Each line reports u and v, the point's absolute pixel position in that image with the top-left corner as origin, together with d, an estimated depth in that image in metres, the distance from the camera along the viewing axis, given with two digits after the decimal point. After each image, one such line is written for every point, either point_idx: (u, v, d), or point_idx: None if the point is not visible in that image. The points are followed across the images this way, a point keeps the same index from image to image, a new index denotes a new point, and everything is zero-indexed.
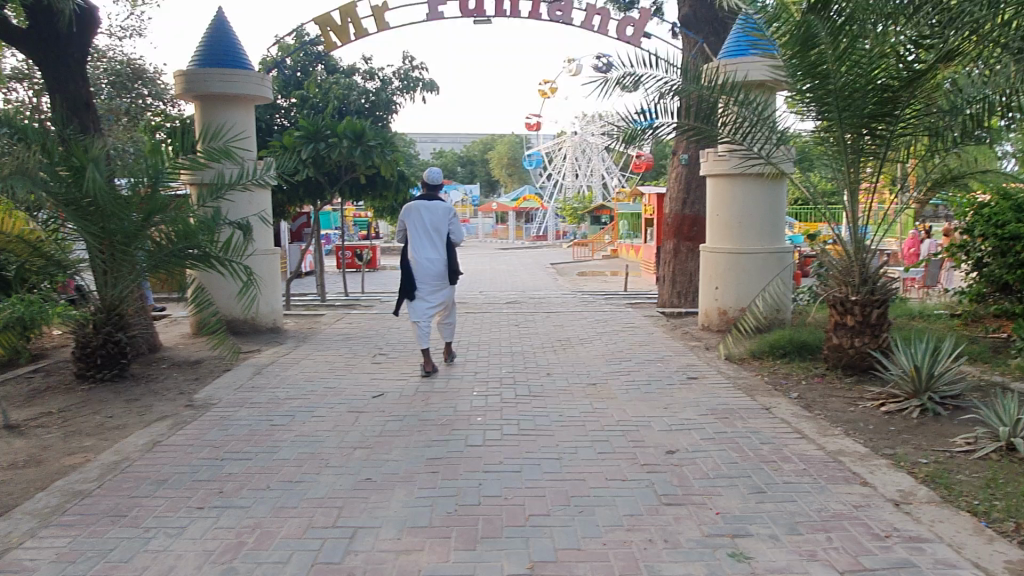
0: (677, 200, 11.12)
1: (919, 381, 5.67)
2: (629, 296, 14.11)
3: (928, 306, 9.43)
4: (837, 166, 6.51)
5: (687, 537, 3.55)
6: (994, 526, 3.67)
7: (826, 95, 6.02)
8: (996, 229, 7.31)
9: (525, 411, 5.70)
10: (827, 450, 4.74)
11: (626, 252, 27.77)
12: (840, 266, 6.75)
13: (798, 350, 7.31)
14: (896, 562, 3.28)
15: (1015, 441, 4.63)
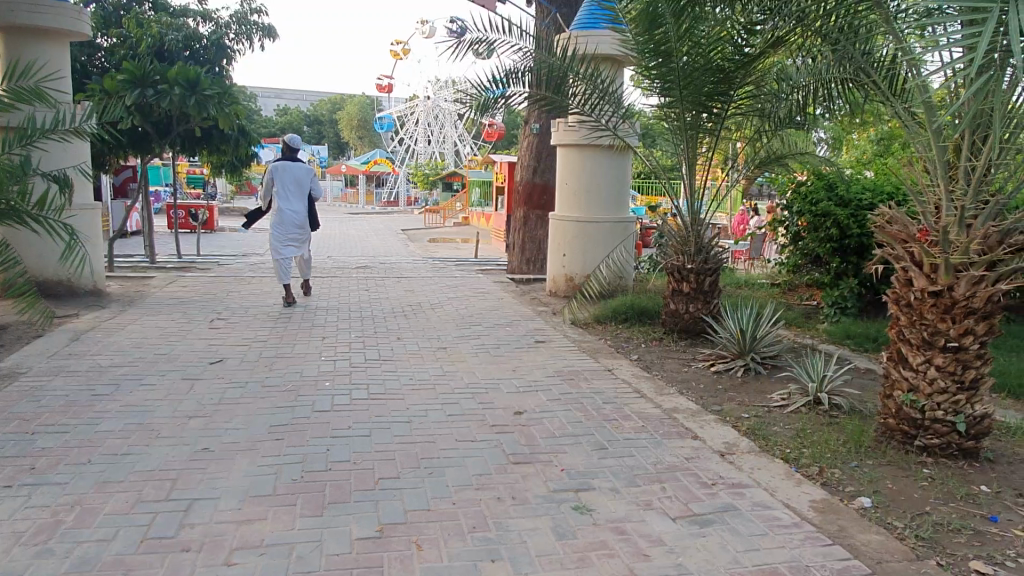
0: (528, 168, 11.30)
1: (744, 342, 6.18)
2: (480, 263, 14.24)
3: (752, 276, 10.28)
4: (677, 141, 6.86)
5: (534, 493, 3.65)
6: (802, 471, 4.10)
7: (670, 72, 6.31)
8: (810, 207, 8.07)
9: (375, 375, 5.61)
10: (662, 408, 5.06)
11: (477, 220, 27.95)
12: (678, 237, 7.17)
13: (638, 316, 7.72)
14: (721, 506, 3.58)
15: (822, 395, 5.18)
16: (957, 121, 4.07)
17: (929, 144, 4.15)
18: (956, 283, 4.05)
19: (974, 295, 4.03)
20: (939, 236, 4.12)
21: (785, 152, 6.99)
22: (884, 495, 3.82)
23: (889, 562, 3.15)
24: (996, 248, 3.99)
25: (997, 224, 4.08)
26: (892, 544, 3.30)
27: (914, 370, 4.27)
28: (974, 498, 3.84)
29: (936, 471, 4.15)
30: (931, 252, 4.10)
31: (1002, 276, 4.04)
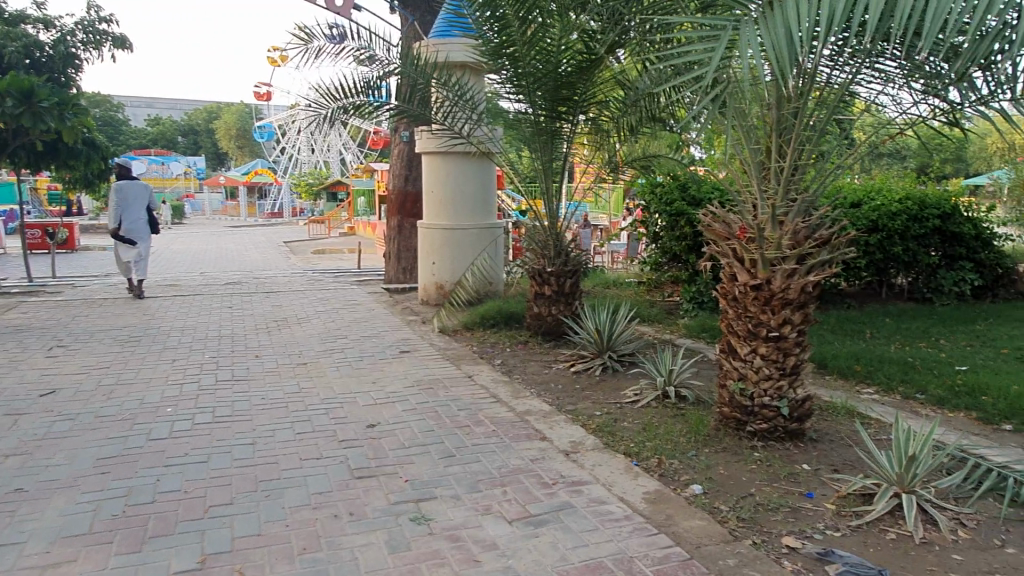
0: (399, 176, 11.23)
1: (601, 342, 6.34)
2: (359, 274, 13.98)
3: (620, 276, 10.60)
4: (532, 146, 6.96)
5: (373, 507, 3.61)
6: (641, 464, 4.26)
7: (520, 77, 6.38)
8: (666, 207, 8.39)
9: (224, 396, 5.39)
10: (516, 411, 5.13)
11: (363, 230, 27.40)
12: (538, 240, 7.30)
13: (506, 320, 7.89)
14: (558, 505, 3.66)
15: (669, 389, 5.38)
16: (765, 124, 4.34)
17: (743, 146, 4.41)
18: (772, 276, 4.34)
19: (789, 286, 4.32)
20: (756, 232, 4.39)
21: (649, 154, 7.00)
22: (715, 481, 4.02)
23: (708, 545, 3.32)
24: (805, 242, 4.30)
25: (806, 220, 4.37)
26: (712, 528, 3.48)
27: (742, 360, 4.52)
28: (795, 476, 4.09)
29: (765, 454, 4.40)
30: (749, 247, 4.39)
31: (812, 268, 4.36)
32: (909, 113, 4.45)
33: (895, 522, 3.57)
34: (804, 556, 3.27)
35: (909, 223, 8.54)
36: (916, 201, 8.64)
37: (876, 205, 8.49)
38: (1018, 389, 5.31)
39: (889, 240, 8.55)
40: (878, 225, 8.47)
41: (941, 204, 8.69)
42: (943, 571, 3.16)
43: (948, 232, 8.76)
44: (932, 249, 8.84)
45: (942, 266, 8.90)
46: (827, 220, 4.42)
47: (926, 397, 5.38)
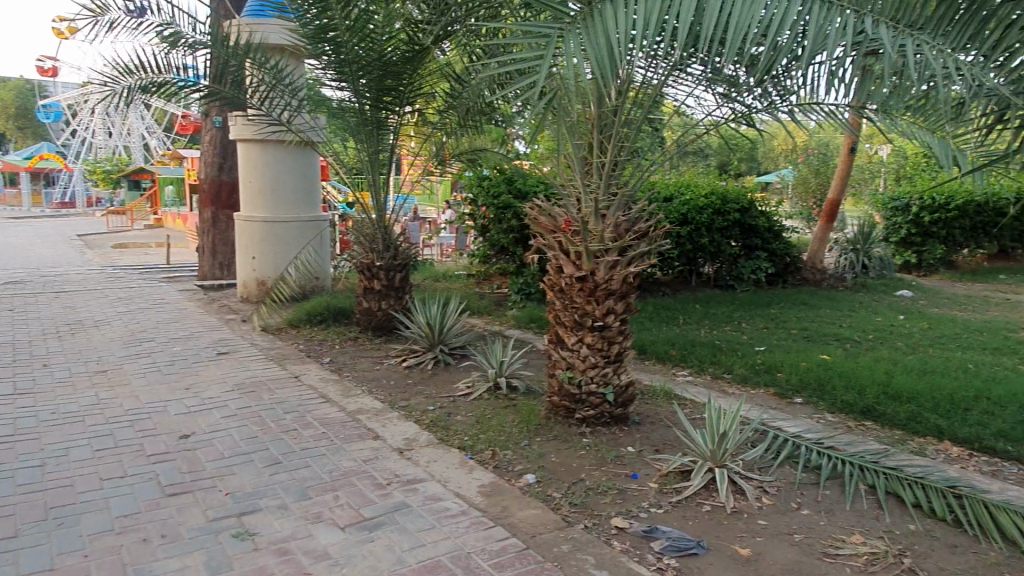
0: (212, 164, 10.42)
1: (432, 335, 6.28)
2: (167, 270, 12.86)
3: (449, 269, 10.60)
4: (358, 136, 6.74)
5: (189, 526, 3.31)
6: (475, 457, 4.26)
7: (342, 63, 6.12)
8: (493, 200, 8.48)
9: (4, 413, 4.70)
10: (346, 411, 4.94)
11: (173, 222, 25.29)
12: (366, 234, 7.10)
13: (334, 316, 7.60)
14: (393, 506, 3.56)
15: (501, 380, 5.43)
16: (587, 121, 4.47)
17: (566, 142, 4.51)
18: (596, 268, 4.51)
19: (612, 277, 4.52)
20: (580, 225, 4.54)
21: (475, 148, 7.22)
22: (547, 469, 4.11)
23: (543, 533, 3.39)
24: (626, 235, 4.52)
25: (625, 214, 4.59)
26: (547, 516, 3.55)
27: (569, 350, 4.66)
28: (621, 459, 4.29)
29: (593, 439, 4.57)
30: (574, 241, 4.52)
31: (632, 260, 4.58)
32: (713, 114, 4.79)
33: (709, 495, 3.84)
34: (632, 535, 3.42)
35: (713, 216, 9.31)
36: (719, 196, 9.46)
37: (686, 200, 9.17)
38: (806, 365, 5.94)
39: (697, 232, 9.26)
40: (688, 218, 9.14)
41: (739, 199, 9.56)
42: (752, 536, 3.45)
43: (746, 224, 9.64)
44: (733, 240, 9.68)
45: (742, 256, 9.76)
46: (644, 213, 4.67)
47: (732, 376, 5.87)
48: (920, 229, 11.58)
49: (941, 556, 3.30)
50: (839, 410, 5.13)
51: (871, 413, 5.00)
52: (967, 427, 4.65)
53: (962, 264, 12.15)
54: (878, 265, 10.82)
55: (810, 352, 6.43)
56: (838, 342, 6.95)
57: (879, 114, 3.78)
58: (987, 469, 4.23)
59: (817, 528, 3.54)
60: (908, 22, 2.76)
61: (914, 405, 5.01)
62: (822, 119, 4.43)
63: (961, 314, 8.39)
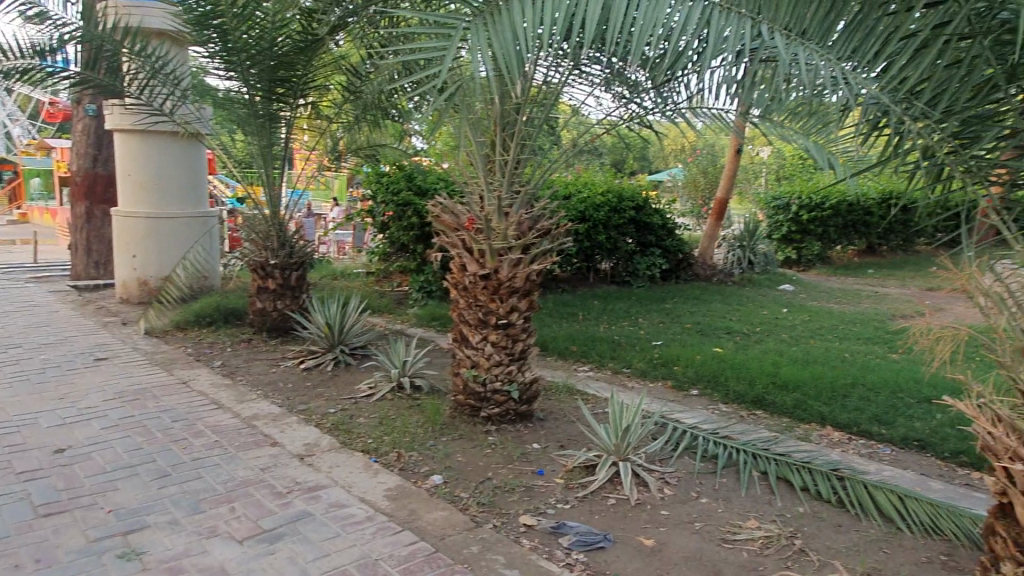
0: (85, 156, 9.65)
1: (332, 336, 6.09)
2: (35, 270, 11.86)
3: (348, 267, 10.35)
4: (249, 129, 6.43)
5: (68, 549, 3.05)
6: (380, 460, 4.16)
7: (229, 52, 5.79)
8: (393, 196, 8.29)
9: None
10: (241, 417, 4.71)
11: (40, 218, 23.40)
12: (259, 231, 6.81)
13: (225, 318, 7.24)
14: (294, 515, 3.41)
15: (404, 380, 5.34)
16: (489, 118, 4.43)
17: (468, 139, 4.45)
18: (500, 266, 4.49)
19: (515, 275, 4.51)
20: (483, 223, 4.51)
21: (371, 142, 6.99)
22: (454, 469, 4.06)
23: (452, 535, 3.35)
24: (528, 233, 4.52)
25: (528, 211, 4.60)
26: (455, 517, 3.51)
27: (474, 348, 4.63)
28: (527, 456, 4.30)
29: (499, 437, 4.57)
30: (478, 239, 4.48)
31: (535, 257, 4.59)
32: (611, 115, 4.87)
33: (614, 488, 3.91)
34: (540, 532, 3.44)
35: (609, 214, 9.54)
36: (615, 194, 9.70)
37: (583, 198, 9.35)
38: (701, 358, 6.18)
39: (595, 229, 9.47)
40: (586, 215, 9.32)
41: (634, 197, 9.84)
42: (655, 527, 3.54)
43: (641, 222, 9.94)
44: (629, 237, 9.96)
45: (637, 253, 10.05)
46: (547, 211, 4.69)
47: (631, 370, 6.03)
48: (799, 227, 12.31)
49: (828, 536, 3.50)
50: (731, 400, 5.37)
51: (761, 403, 5.26)
52: (847, 413, 4.97)
53: (836, 258, 13.01)
54: (762, 261, 11.41)
55: (703, 346, 6.69)
56: (729, 335, 7.27)
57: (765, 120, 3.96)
58: (864, 451, 4.53)
59: (715, 515, 3.67)
60: (799, 29, 2.81)
61: (799, 394, 5.30)
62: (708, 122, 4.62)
63: (837, 306, 8.98)
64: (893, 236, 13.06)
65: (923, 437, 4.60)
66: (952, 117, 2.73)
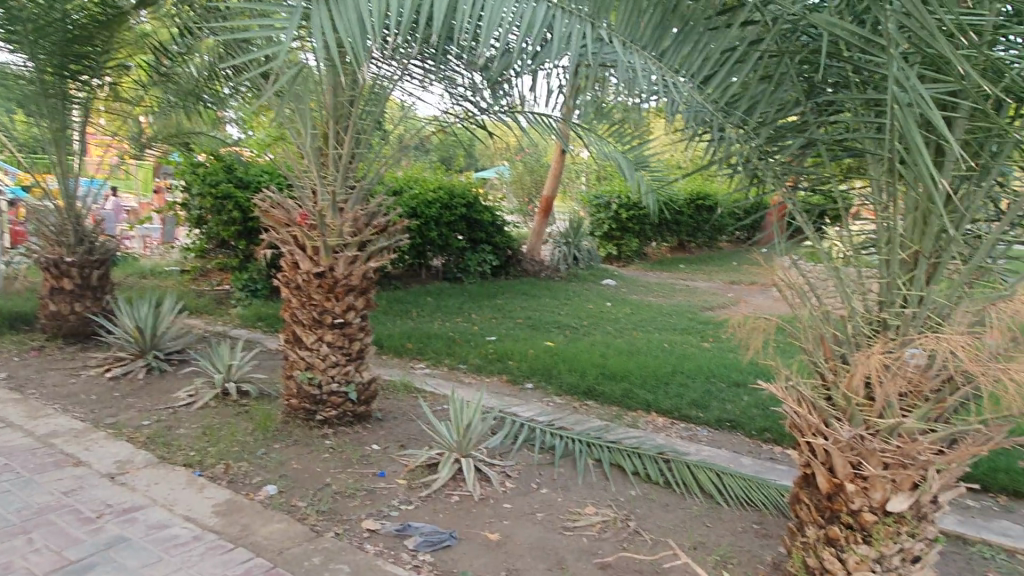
0: None
1: (143, 341, 5.56)
2: None
3: (158, 264, 9.52)
4: (36, 111, 5.63)
5: None
6: (205, 474, 3.85)
7: (12, 24, 4.98)
8: (211, 189, 7.64)
9: None
10: (35, 436, 4.16)
11: None
12: (51, 225, 6.06)
13: (9, 323, 6.37)
14: (107, 542, 3.07)
15: (229, 385, 4.98)
16: (321, 109, 4.24)
17: (299, 130, 4.22)
18: (335, 263, 4.35)
19: (352, 273, 4.39)
20: (316, 219, 4.30)
21: (183, 129, 6.52)
22: (289, 478, 3.85)
23: (292, 547, 3.17)
24: (365, 230, 4.40)
25: (364, 207, 4.46)
26: (293, 529, 3.33)
27: (308, 350, 4.42)
28: (366, 458, 4.18)
29: (336, 440, 4.40)
30: (311, 235, 4.30)
31: (371, 255, 4.49)
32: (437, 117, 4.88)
33: (457, 485, 3.91)
34: (384, 536, 3.36)
35: (441, 210, 9.56)
36: (446, 190, 9.72)
37: (415, 194, 9.26)
38: (534, 352, 6.34)
39: (426, 226, 9.46)
40: (418, 212, 9.26)
41: (466, 194, 9.92)
42: (499, 521, 3.58)
43: (471, 218, 10.05)
44: (460, 233, 10.03)
45: (468, 249, 10.14)
46: (382, 208, 4.57)
47: (467, 366, 6.07)
48: (618, 225, 13.06)
49: (658, 516, 3.73)
50: (565, 392, 5.57)
51: (592, 393, 5.50)
52: (668, 399, 5.34)
53: (651, 253, 13.95)
54: (585, 257, 11.97)
55: (535, 340, 6.89)
56: (559, 329, 7.54)
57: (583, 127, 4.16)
58: (685, 434, 4.89)
59: (555, 504, 3.78)
60: (632, 37, 2.92)
61: (627, 383, 5.61)
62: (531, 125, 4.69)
63: (654, 299, 9.63)
64: (700, 233, 14.24)
65: (733, 418, 5.05)
66: (763, 128, 2.95)
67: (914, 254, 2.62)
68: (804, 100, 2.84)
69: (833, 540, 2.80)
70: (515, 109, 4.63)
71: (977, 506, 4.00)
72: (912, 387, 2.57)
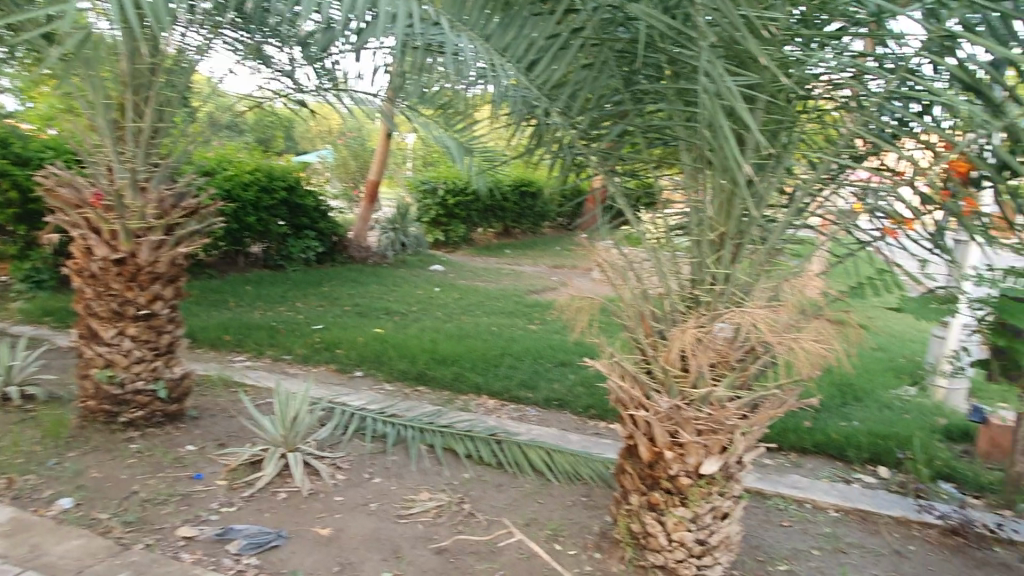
0: None
1: None
2: None
3: None
4: None
5: None
6: None
7: None
8: None
9: None
10: None
11: None
12: None
13: None
14: None
15: (11, 389, 4.38)
16: (115, 78, 3.75)
17: (89, 99, 3.67)
18: (137, 249, 3.95)
19: (158, 259, 4.02)
20: (113, 200, 3.86)
21: None
22: (89, 489, 3.46)
23: (93, 567, 2.85)
24: (171, 211, 4.02)
25: (170, 187, 4.07)
26: (95, 544, 3.00)
27: (106, 346, 4.00)
28: (180, 461, 3.84)
29: (144, 444, 4.00)
30: (107, 217, 3.86)
31: (181, 239, 4.12)
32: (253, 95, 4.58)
33: (283, 481, 3.70)
34: (203, 542, 3.11)
35: (259, 193, 9.04)
36: (264, 173, 9.19)
37: (229, 175, 8.68)
38: (363, 340, 6.18)
39: (243, 210, 8.90)
40: (234, 195, 8.69)
41: (285, 177, 9.44)
42: (331, 515, 3.44)
43: (293, 203, 9.58)
44: (281, 218, 9.55)
45: (290, 235, 9.68)
46: (192, 187, 4.19)
47: (292, 356, 5.78)
48: (445, 211, 13.08)
49: (491, 497, 3.78)
50: (395, 378, 5.48)
51: (423, 378, 5.47)
52: (498, 381, 5.43)
53: (478, 239, 14.11)
54: (413, 243, 11.86)
55: (364, 327, 6.72)
56: (388, 316, 7.41)
57: (409, 108, 4.07)
58: (515, 415, 4.99)
59: (389, 493, 3.70)
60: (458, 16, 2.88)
61: (457, 367, 5.63)
62: (353, 106, 4.49)
63: (481, 284, 9.76)
64: (524, 219, 14.61)
65: (561, 396, 5.23)
66: (586, 115, 3.01)
67: (720, 236, 2.79)
68: (623, 89, 2.90)
69: (655, 505, 3.02)
70: (338, 86, 4.42)
71: (772, 464, 4.45)
72: (720, 357, 2.76)
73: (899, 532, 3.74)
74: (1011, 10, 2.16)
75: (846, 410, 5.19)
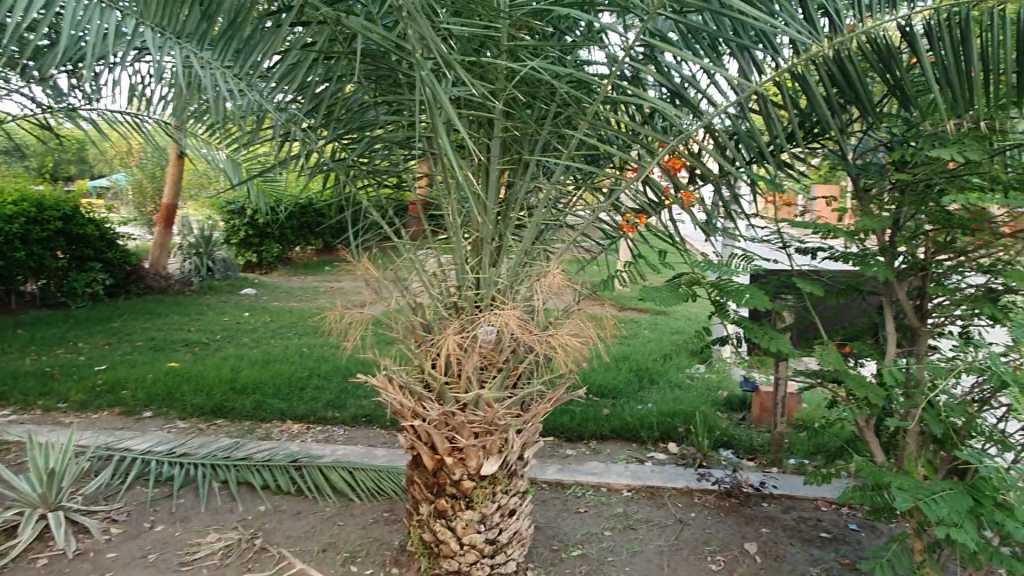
0: None
1: None
2: None
3: None
4: None
5: None
6: None
7: None
8: None
9: None
10: None
11: None
12: None
13: None
14: None
15: None
16: None
17: None
18: None
19: None
20: None
21: None
22: None
23: None
24: None
25: None
26: None
27: None
28: None
29: None
30: None
31: None
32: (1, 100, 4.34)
33: (44, 546, 3.33)
34: None
35: (28, 226, 8.11)
36: (32, 202, 8.28)
37: None
38: (153, 376, 5.71)
39: (9, 245, 7.96)
40: None
41: (60, 205, 8.56)
42: None
43: (72, 233, 8.69)
44: (58, 251, 8.63)
45: (73, 269, 8.79)
46: None
47: (68, 403, 5.22)
48: (256, 231, 12.46)
49: (287, 526, 3.63)
50: (190, 414, 5.13)
51: (221, 411, 5.16)
52: (303, 404, 5.24)
53: (295, 258, 13.57)
54: (221, 266, 11.14)
55: (156, 362, 6.24)
56: (187, 348, 6.90)
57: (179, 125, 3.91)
58: (321, 437, 4.84)
59: (171, 540, 3.45)
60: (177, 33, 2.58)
61: (258, 395, 5.37)
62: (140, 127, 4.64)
63: (295, 305, 9.39)
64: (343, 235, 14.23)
65: (369, 412, 5.14)
66: (335, 127, 2.98)
67: (477, 241, 2.90)
68: (370, 100, 2.92)
69: (443, 512, 3.03)
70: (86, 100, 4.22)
71: (573, 454, 4.65)
72: (488, 360, 2.84)
73: (683, 501, 4.01)
74: (695, 23, 2.42)
75: (641, 394, 5.54)
